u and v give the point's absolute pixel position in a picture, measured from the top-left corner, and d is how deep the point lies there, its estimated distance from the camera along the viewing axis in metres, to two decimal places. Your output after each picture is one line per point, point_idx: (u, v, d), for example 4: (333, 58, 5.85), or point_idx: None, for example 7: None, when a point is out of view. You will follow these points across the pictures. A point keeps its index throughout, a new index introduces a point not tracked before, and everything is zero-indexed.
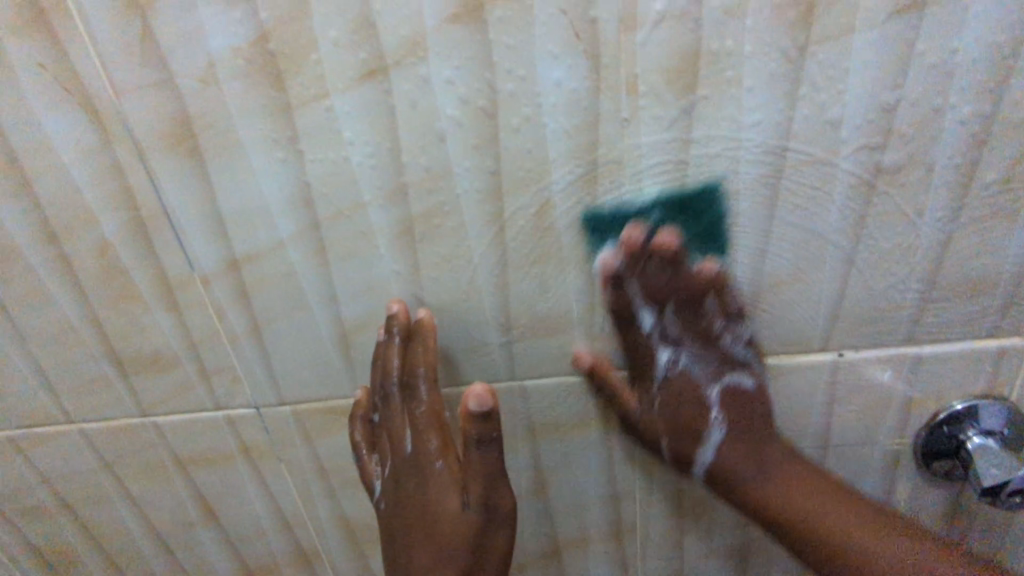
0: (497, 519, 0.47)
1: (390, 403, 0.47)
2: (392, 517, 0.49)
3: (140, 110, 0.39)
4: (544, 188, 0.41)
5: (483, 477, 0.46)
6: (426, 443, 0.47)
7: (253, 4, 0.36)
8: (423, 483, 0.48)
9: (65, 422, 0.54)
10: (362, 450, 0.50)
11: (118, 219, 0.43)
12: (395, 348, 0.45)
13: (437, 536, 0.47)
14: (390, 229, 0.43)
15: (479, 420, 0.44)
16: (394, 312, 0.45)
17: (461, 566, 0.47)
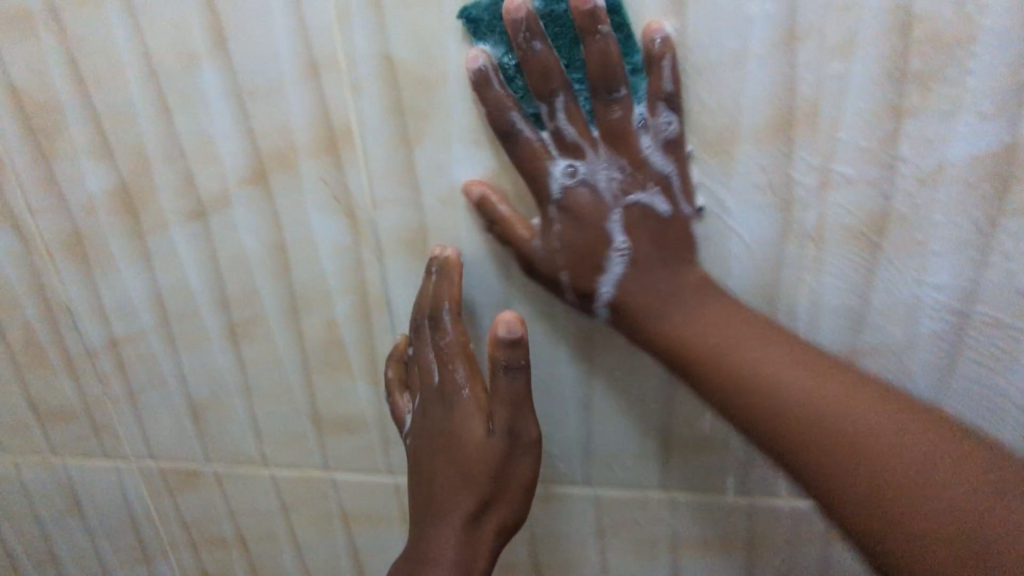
0: (519, 450, 0.46)
1: (421, 334, 0.48)
2: (418, 448, 0.49)
3: (389, 219, 0.47)
4: None
5: (508, 402, 0.45)
6: (452, 373, 0.47)
7: (496, 146, 0.44)
8: (447, 409, 0.47)
9: (261, 465, 0.62)
10: (393, 388, 0.51)
11: (349, 302, 0.51)
12: (430, 284, 0.47)
13: (461, 466, 0.47)
14: (574, 334, 0.49)
15: (508, 346, 0.44)
16: (437, 252, 0.46)
17: (483, 498, 0.47)
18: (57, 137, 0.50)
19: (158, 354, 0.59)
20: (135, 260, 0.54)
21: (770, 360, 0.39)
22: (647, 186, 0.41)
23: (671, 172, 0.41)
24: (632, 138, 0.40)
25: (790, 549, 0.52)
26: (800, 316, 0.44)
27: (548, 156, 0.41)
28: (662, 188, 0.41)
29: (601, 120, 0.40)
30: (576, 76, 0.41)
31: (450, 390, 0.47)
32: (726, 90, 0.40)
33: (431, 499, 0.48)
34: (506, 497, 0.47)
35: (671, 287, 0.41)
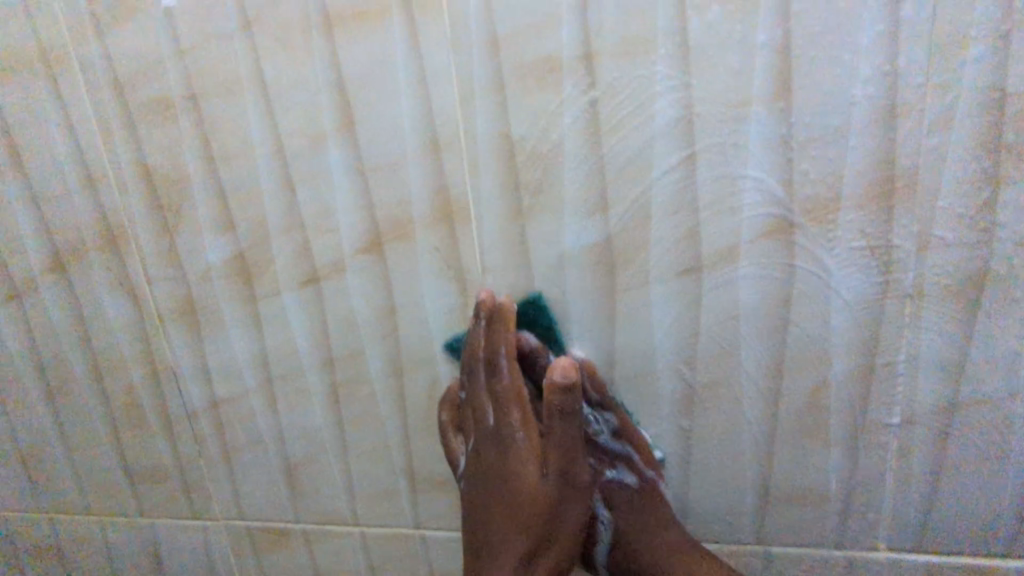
0: (572, 494, 0.48)
1: (476, 376, 0.50)
2: (472, 490, 0.51)
3: (499, 285, 0.50)
4: (825, 372, 0.48)
5: (562, 448, 0.47)
6: (507, 416, 0.48)
7: (607, 217, 0.47)
8: (501, 452, 0.49)
9: (351, 524, 0.63)
10: (448, 430, 0.54)
11: (454, 364, 0.54)
12: (481, 329, 0.49)
13: (516, 507, 0.48)
14: (675, 395, 0.50)
15: (564, 391, 0.44)
16: (482, 299, 0.49)
17: (537, 540, 0.48)
18: (182, 211, 0.54)
19: (257, 414, 0.61)
20: (245, 324, 0.57)
21: (667, 539, 0.50)
22: (617, 463, 0.50)
23: (629, 450, 0.50)
24: (591, 382, 0.49)
25: None
26: (900, 371, 0.46)
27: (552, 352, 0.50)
28: (628, 463, 0.50)
29: (587, 429, 0.50)
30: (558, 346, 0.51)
31: (505, 433, 0.49)
32: (830, 163, 0.43)
33: (484, 543, 0.49)
34: (560, 538, 0.48)
35: (657, 524, 0.50)
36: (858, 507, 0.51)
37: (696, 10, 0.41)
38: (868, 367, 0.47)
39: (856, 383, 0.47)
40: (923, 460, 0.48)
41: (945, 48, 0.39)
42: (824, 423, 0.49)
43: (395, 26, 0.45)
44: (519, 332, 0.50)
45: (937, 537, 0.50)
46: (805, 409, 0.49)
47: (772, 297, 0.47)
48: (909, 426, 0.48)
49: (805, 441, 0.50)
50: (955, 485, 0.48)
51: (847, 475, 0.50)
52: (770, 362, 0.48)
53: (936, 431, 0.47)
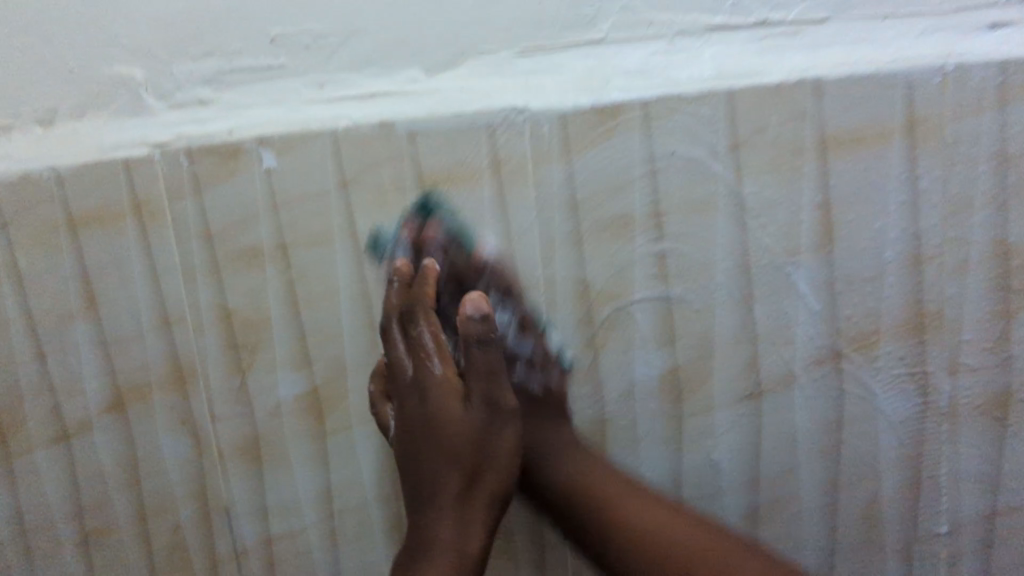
0: (498, 421, 0.52)
1: (392, 337, 0.52)
2: (401, 442, 0.52)
3: (571, 415, 0.54)
4: (876, 487, 0.53)
5: (483, 374, 0.51)
6: (427, 367, 0.52)
7: (674, 351, 0.52)
8: (422, 403, 0.52)
9: None
10: (373, 400, 0.54)
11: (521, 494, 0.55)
12: (397, 289, 0.51)
13: (446, 445, 0.51)
14: (739, 517, 0.54)
15: (479, 321, 0.50)
16: (399, 265, 0.52)
17: (472, 471, 0.51)
18: (257, 351, 0.56)
19: (315, 552, 0.60)
20: (311, 459, 0.58)
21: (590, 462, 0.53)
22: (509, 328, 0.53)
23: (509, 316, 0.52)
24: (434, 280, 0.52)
25: None
26: (942, 484, 0.52)
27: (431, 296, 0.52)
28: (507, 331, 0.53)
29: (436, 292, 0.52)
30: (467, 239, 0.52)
31: (422, 383, 0.52)
32: (870, 303, 0.50)
33: (425, 491, 0.51)
34: (494, 472, 0.52)
35: (492, 373, 0.52)
36: None
37: (752, 177, 0.49)
38: (915, 482, 0.52)
39: (905, 499, 0.53)
40: (972, 563, 0.54)
41: (957, 212, 0.49)
42: (880, 538, 0.53)
43: (484, 186, 0.51)
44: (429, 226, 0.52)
45: None
46: (860, 525, 0.53)
47: (826, 420, 0.52)
48: (955, 533, 0.53)
49: (862, 554, 0.54)
50: None
51: None
52: (826, 478, 0.53)
53: (979, 537, 0.53)
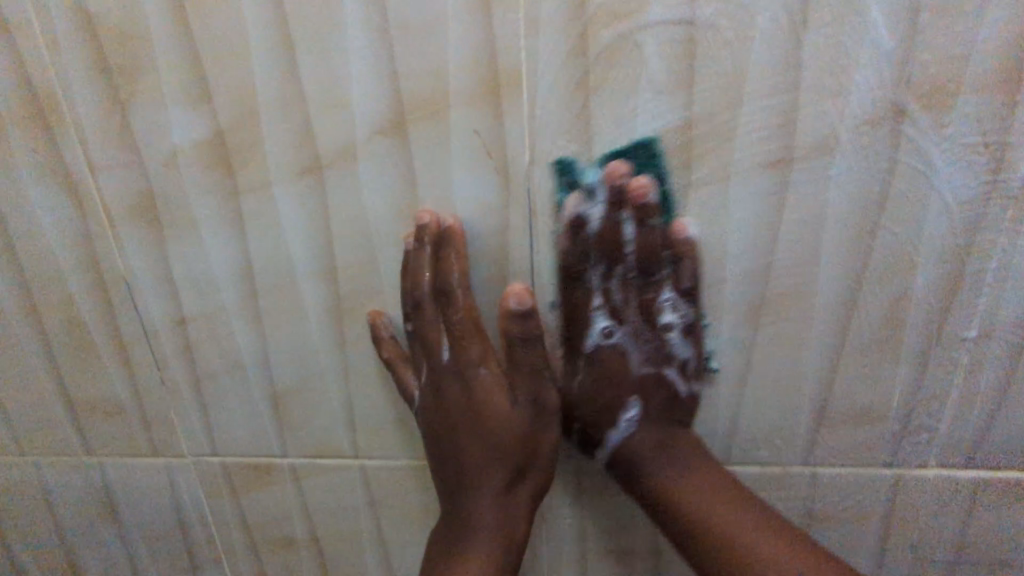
0: (549, 420, 0.48)
1: (423, 311, 0.46)
2: (431, 423, 0.49)
3: (548, 181, 0.42)
4: (907, 283, 0.44)
5: (529, 373, 0.46)
6: (464, 351, 0.47)
7: (690, 96, 0.40)
8: (467, 389, 0.48)
9: (351, 456, 0.56)
10: (396, 364, 0.49)
11: (486, 273, 0.46)
12: (426, 255, 0.44)
13: (486, 437, 0.48)
14: (740, 309, 0.45)
15: (520, 317, 0.44)
16: (426, 224, 0.43)
17: (518, 466, 0.48)
18: (139, 75, 0.42)
19: (238, 336, 0.51)
20: (222, 225, 0.46)
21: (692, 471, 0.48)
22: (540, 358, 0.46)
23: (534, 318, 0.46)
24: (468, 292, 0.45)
25: (930, 518, 0.52)
26: (986, 281, 0.43)
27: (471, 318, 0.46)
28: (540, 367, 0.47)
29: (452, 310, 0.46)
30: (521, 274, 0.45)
31: (462, 367, 0.47)
32: (955, 40, 0.38)
33: (463, 474, 0.49)
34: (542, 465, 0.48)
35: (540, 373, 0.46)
36: (919, 425, 0.48)
37: None
38: (954, 278, 0.43)
39: (937, 297, 0.44)
40: (990, 376, 0.46)
41: None
42: (897, 339, 0.46)
43: None
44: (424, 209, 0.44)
45: (989, 454, 0.49)
46: (876, 325, 0.45)
47: (864, 198, 0.42)
48: (984, 337, 0.45)
49: (874, 358, 0.46)
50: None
51: (910, 394, 0.47)
52: (849, 271, 0.44)
53: (1012, 345, 0.45)
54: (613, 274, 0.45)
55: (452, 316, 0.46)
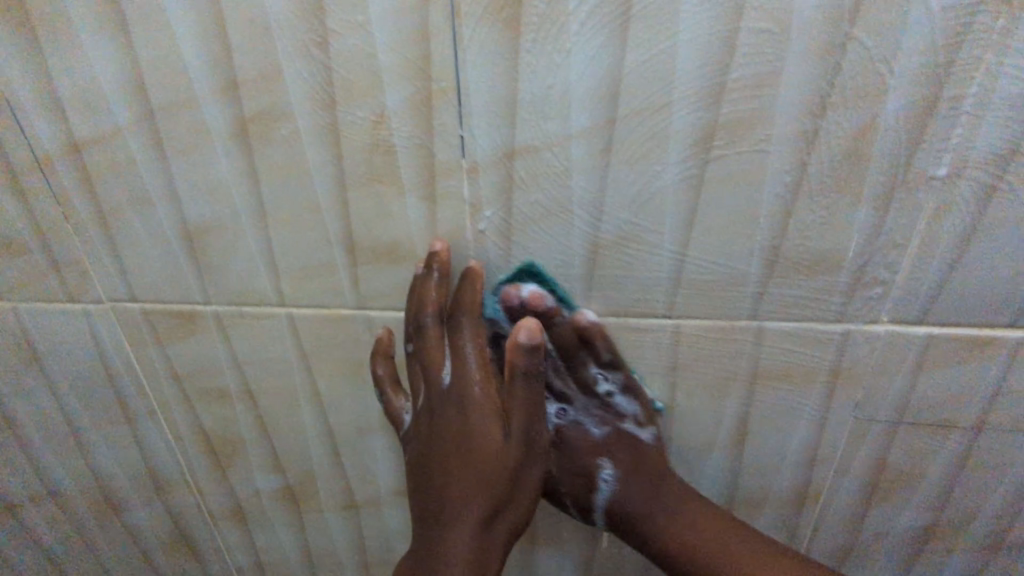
0: (535, 453, 0.48)
1: (426, 334, 0.48)
2: (434, 450, 0.48)
3: None
4: (876, 109, 0.39)
5: (524, 406, 0.47)
6: (466, 374, 0.47)
7: None
8: (465, 412, 0.48)
9: (276, 305, 0.52)
10: (385, 385, 0.51)
11: (406, 91, 0.41)
12: (433, 281, 0.47)
13: (477, 468, 0.47)
14: (687, 138, 0.41)
15: (528, 351, 0.45)
16: (437, 251, 0.46)
17: (499, 497, 0.47)
18: None
19: (137, 166, 0.46)
20: (109, 27, 0.41)
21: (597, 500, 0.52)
22: (515, 392, 0.46)
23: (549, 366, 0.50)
24: (468, 327, 0.47)
25: (876, 377, 0.50)
26: (963, 110, 0.38)
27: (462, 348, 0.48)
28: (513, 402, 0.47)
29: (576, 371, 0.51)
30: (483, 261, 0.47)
31: (466, 391, 0.47)
32: None
33: (442, 504, 0.47)
34: (517, 498, 0.48)
35: (525, 408, 0.47)
36: (874, 278, 0.45)
37: None
38: (928, 105, 0.38)
39: (905, 128, 0.39)
40: (956, 224, 0.42)
41: None
42: (859, 177, 0.41)
43: None
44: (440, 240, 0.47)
45: (944, 311, 0.46)
46: (836, 162, 0.41)
47: (833, 3, 0.36)
48: (954, 180, 0.41)
49: (832, 199, 0.42)
50: (984, 254, 0.43)
51: (866, 243, 0.44)
52: (813, 94, 0.39)
53: (983, 187, 0.41)
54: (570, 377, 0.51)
55: (461, 345, 0.48)
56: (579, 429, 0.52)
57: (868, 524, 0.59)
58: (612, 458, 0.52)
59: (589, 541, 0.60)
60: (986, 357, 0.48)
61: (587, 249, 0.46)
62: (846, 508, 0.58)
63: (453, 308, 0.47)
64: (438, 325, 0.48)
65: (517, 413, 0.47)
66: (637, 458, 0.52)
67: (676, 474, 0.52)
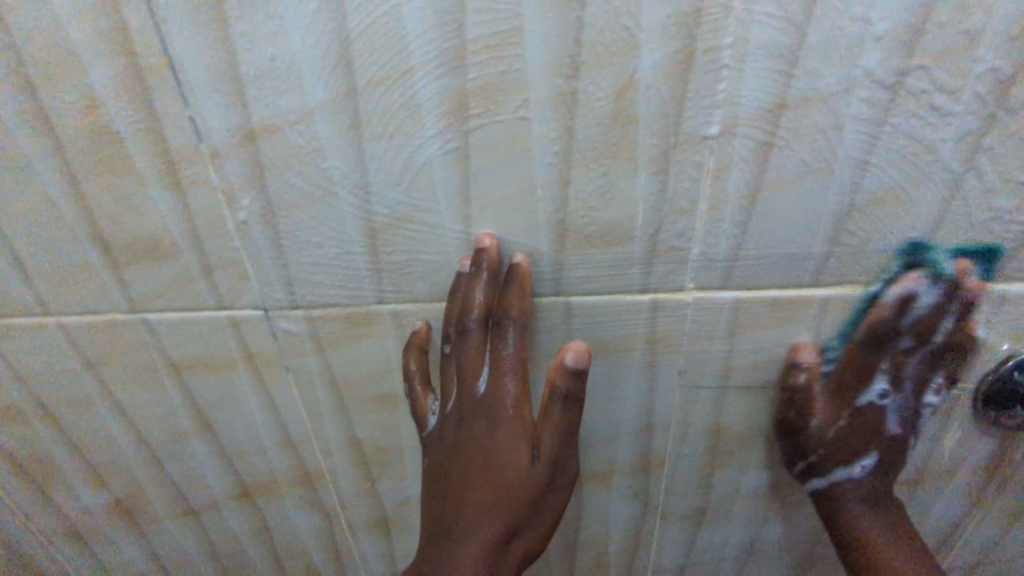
0: (557, 479, 0.46)
1: (468, 337, 0.45)
2: (454, 464, 0.46)
3: None
4: (631, 66, 0.35)
5: (558, 430, 0.45)
6: (504, 386, 0.45)
7: None
8: (493, 429, 0.45)
9: (42, 313, 0.47)
10: (415, 383, 0.47)
11: (113, 68, 0.36)
12: (483, 282, 0.42)
13: (502, 485, 0.45)
14: (439, 106, 0.37)
15: (572, 374, 0.44)
16: (486, 248, 0.42)
17: (517, 520, 0.46)
18: None
19: None
20: None
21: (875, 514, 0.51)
22: (560, 409, 0.45)
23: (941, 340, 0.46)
24: (507, 334, 0.44)
25: (694, 342, 0.48)
26: (722, 61, 0.35)
27: (501, 353, 0.45)
28: (554, 424, 0.45)
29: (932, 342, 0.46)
30: (273, 260, 0.43)
31: (498, 406, 0.45)
32: None
33: (455, 523, 0.45)
34: (535, 524, 0.47)
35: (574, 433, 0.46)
36: (668, 245, 0.43)
37: None
38: (683, 59, 0.35)
39: (666, 84, 0.36)
40: (739, 182, 0.40)
41: None
42: (628, 140, 0.38)
43: None
44: (487, 231, 0.42)
45: (745, 272, 0.44)
46: (604, 125, 0.37)
47: None
48: (727, 136, 0.38)
49: (606, 165, 0.39)
50: (771, 212, 0.41)
51: (652, 209, 0.41)
52: (562, 52, 0.35)
53: (757, 143, 0.38)
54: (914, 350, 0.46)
55: (501, 351, 0.45)
56: (882, 417, 0.49)
57: (716, 488, 0.57)
58: (880, 450, 0.50)
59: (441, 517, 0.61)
60: (795, 317, 0.46)
61: (363, 234, 0.42)
62: (689, 480, 0.57)
63: (506, 311, 0.44)
64: (503, 328, 0.44)
65: (564, 435, 0.45)
66: (872, 428, 0.49)
67: (873, 458, 0.50)
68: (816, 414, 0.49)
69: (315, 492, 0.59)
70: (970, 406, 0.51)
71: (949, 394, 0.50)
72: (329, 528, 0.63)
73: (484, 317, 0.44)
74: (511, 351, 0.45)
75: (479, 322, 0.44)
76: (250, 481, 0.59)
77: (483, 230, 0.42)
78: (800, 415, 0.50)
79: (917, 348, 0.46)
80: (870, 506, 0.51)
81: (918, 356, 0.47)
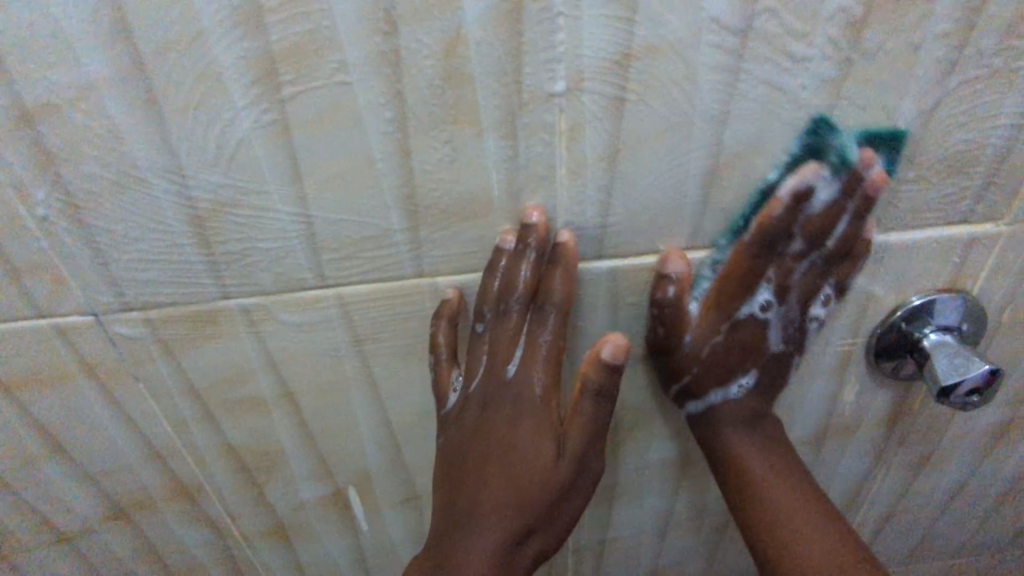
0: (580, 480, 0.44)
1: (506, 317, 0.42)
2: (470, 450, 0.44)
3: None
4: (455, 19, 0.32)
5: (586, 430, 0.42)
6: (532, 375, 0.43)
7: None
8: (517, 415, 0.43)
9: None
10: (440, 354, 0.44)
11: None
12: (528, 261, 0.40)
13: (520, 477, 0.42)
14: (244, 75, 0.32)
15: (607, 368, 0.41)
16: (533, 224, 0.39)
17: (532, 518, 0.43)
18: None
19: None
20: None
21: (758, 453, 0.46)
22: (599, 405, 0.42)
23: (797, 279, 0.43)
24: (549, 321, 0.42)
25: (576, 317, 0.45)
26: (555, 9, 0.32)
27: (535, 338, 0.42)
28: (586, 419, 0.42)
29: (791, 280, 0.43)
30: (90, 260, 0.38)
31: (526, 394, 0.43)
32: None
33: (468, 512, 0.43)
34: (553, 522, 0.44)
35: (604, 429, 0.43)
36: (532, 215, 0.39)
37: None
38: (513, 7, 0.32)
39: (498, 37, 0.33)
40: (596, 142, 0.37)
41: None
42: (468, 102, 0.35)
43: None
44: (537, 210, 0.39)
45: (619, 239, 0.41)
46: (438, 86, 0.34)
47: None
48: (576, 93, 0.35)
49: (448, 131, 0.35)
50: (636, 173, 0.38)
51: (509, 178, 0.38)
52: (374, 6, 0.31)
53: (608, 98, 0.35)
54: (782, 286, 0.43)
55: (535, 334, 0.42)
56: (733, 367, 0.46)
57: (622, 466, 0.55)
58: (753, 374, 0.46)
59: (339, 511, 0.58)
60: None
61: (188, 223, 0.37)
62: None
63: (553, 297, 0.41)
64: (546, 312, 0.42)
65: (598, 429, 0.43)
66: (723, 368, 0.46)
67: (750, 375, 0.46)
68: (685, 332, 0.44)
69: (197, 505, 0.55)
70: (862, 357, 0.50)
71: (841, 350, 0.49)
72: (222, 543, 0.59)
73: (525, 296, 0.41)
74: (552, 336, 0.42)
75: (519, 303, 0.42)
76: (121, 500, 0.54)
77: (533, 206, 0.39)
78: (669, 334, 0.44)
79: (788, 301, 0.44)
80: (745, 424, 0.47)
81: (795, 325, 0.45)
